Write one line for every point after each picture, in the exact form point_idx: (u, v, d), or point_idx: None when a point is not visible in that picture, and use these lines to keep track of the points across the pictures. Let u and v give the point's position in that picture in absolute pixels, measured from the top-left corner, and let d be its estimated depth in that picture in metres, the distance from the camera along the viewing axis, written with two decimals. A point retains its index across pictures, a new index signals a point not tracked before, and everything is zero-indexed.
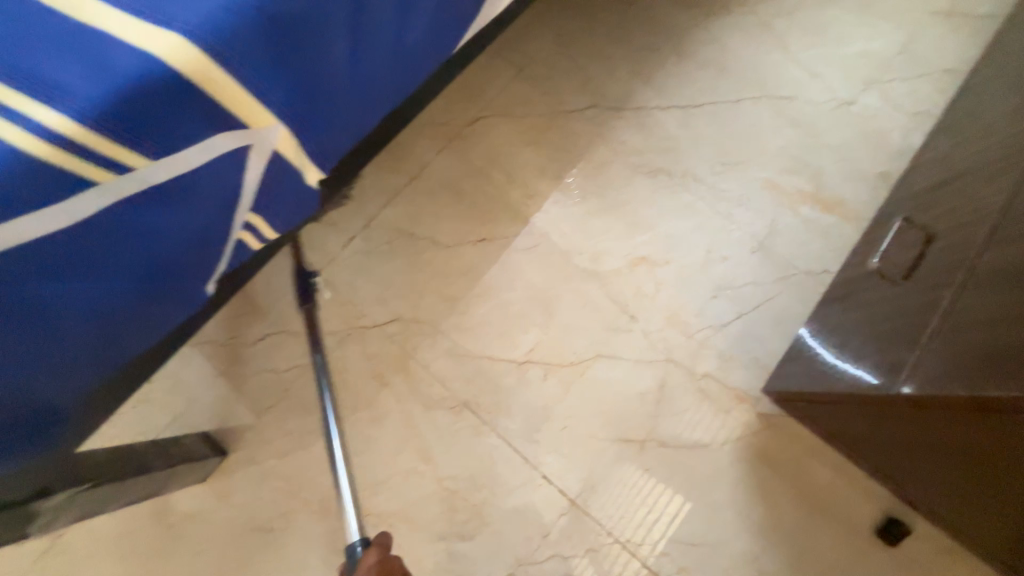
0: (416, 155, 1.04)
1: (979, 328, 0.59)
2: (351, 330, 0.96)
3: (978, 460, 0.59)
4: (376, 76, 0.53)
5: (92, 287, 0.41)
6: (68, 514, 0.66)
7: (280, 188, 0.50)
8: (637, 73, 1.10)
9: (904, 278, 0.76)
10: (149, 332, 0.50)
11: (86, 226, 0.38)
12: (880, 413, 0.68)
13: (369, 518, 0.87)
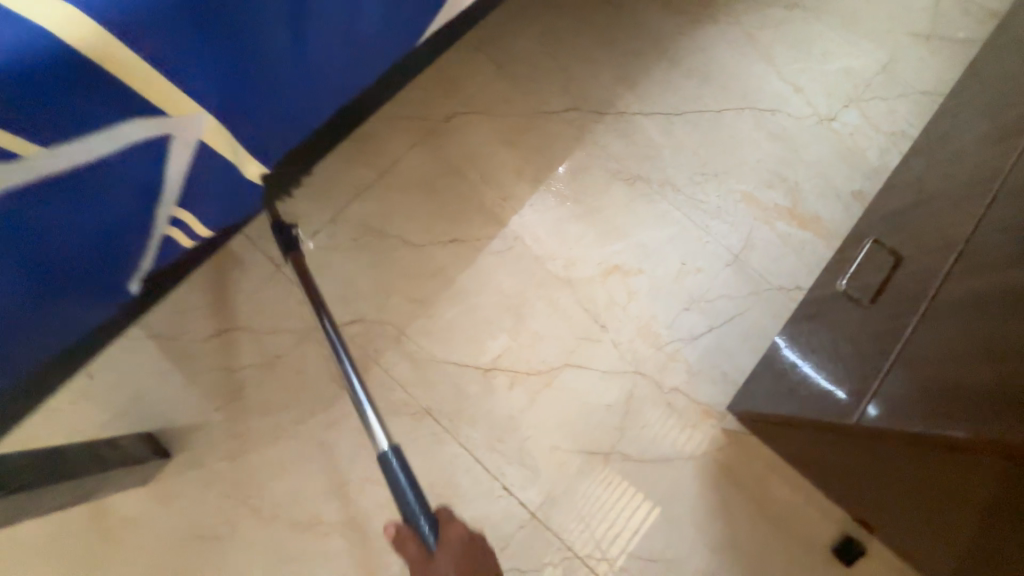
0: (388, 149, 1.00)
1: (940, 358, 0.58)
2: (310, 330, 0.91)
3: (925, 494, 0.58)
4: (323, 65, 0.51)
5: None
6: None
7: (210, 181, 0.49)
8: (619, 77, 1.08)
9: (871, 302, 0.76)
10: (60, 336, 0.46)
11: None
12: (837, 442, 0.67)
13: (319, 528, 0.83)
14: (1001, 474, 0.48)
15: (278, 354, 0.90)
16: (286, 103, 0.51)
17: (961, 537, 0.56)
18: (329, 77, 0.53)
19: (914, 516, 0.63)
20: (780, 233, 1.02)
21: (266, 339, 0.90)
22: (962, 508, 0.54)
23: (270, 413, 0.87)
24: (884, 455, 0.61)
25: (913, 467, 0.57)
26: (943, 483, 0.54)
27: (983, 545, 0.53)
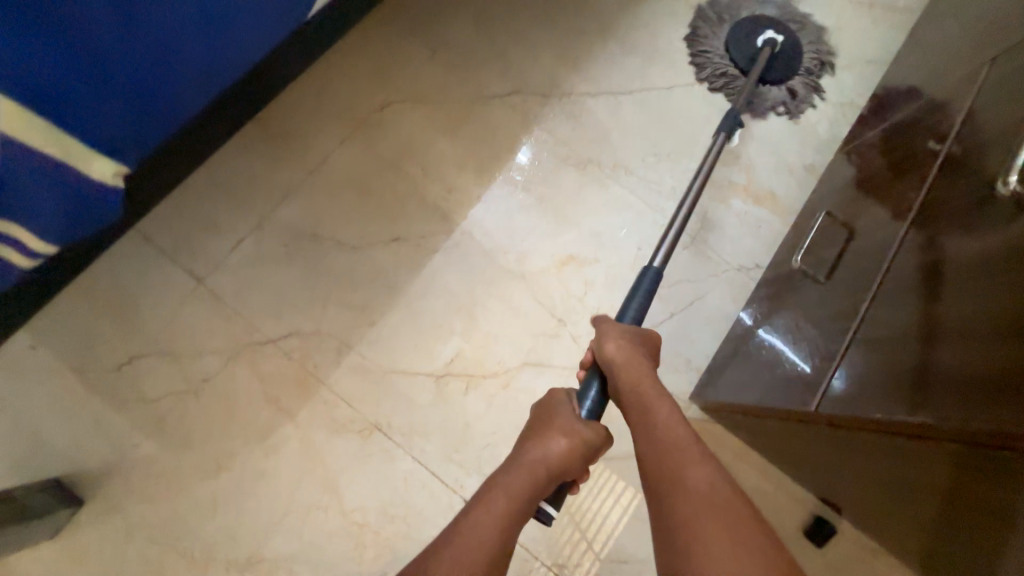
0: (315, 145, 0.92)
1: (898, 339, 0.56)
2: (239, 349, 0.82)
3: (897, 482, 0.56)
4: (171, 48, 0.48)
5: None
6: None
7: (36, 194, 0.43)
8: (562, 58, 1.02)
9: (827, 278, 0.73)
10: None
11: None
12: (800, 429, 0.64)
13: (261, 565, 0.75)
14: (961, 462, 0.46)
15: (204, 378, 0.81)
16: (124, 86, 0.46)
17: (936, 522, 0.54)
18: (184, 61, 0.50)
19: (888, 503, 0.61)
20: (736, 212, 0.99)
21: (189, 363, 0.81)
22: (938, 498, 0.51)
23: (197, 446, 0.78)
24: (850, 445, 0.58)
25: (882, 458, 0.55)
26: (915, 473, 0.52)
27: (958, 532, 0.51)
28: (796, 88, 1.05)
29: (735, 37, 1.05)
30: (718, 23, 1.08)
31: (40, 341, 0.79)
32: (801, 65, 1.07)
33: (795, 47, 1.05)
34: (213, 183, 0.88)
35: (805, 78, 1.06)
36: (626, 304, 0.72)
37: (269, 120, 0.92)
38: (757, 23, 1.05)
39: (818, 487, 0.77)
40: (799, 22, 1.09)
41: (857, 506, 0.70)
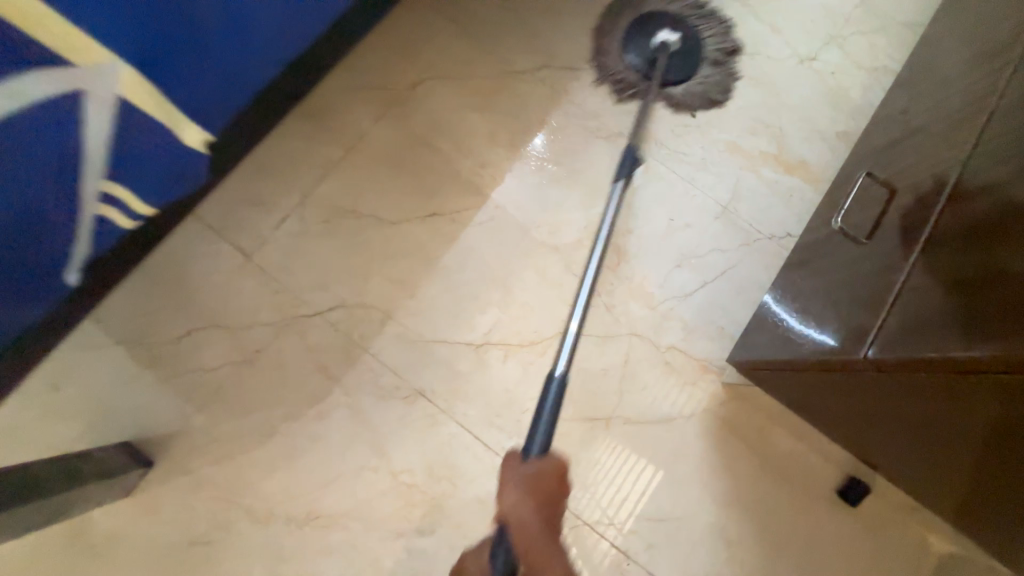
0: (350, 123, 0.94)
1: (944, 285, 0.56)
2: (288, 320, 0.86)
3: (942, 427, 0.57)
4: (256, 19, 0.51)
5: None
6: None
7: (138, 151, 0.48)
8: (590, 30, 1.02)
9: (868, 238, 0.73)
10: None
11: None
12: (845, 381, 0.65)
13: (318, 522, 0.80)
14: (1005, 393, 0.46)
15: (257, 349, 0.85)
16: (217, 52, 0.50)
17: (979, 464, 0.56)
18: (264, 38, 0.54)
19: (929, 450, 0.63)
20: (767, 181, 0.99)
21: (241, 334, 0.85)
22: (983, 441, 0.53)
23: (254, 411, 0.83)
24: (896, 391, 0.59)
25: (930, 402, 0.56)
26: (962, 416, 0.53)
27: (1007, 471, 0.52)
28: (703, 84, 1.01)
29: (632, 39, 1.00)
30: (618, 24, 1.02)
31: (104, 315, 0.84)
32: (707, 56, 1.02)
33: (697, 41, 1.01)
34: (255, 162, 0.91)
35: (713, 70, 1.02)
36: (533, 429, 0.62)
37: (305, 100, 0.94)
38: (655, 21, 1.01)
39: (858, 446, 0.78)
40: (704, 9, 1.03)
41: (900, 461, 0.71)
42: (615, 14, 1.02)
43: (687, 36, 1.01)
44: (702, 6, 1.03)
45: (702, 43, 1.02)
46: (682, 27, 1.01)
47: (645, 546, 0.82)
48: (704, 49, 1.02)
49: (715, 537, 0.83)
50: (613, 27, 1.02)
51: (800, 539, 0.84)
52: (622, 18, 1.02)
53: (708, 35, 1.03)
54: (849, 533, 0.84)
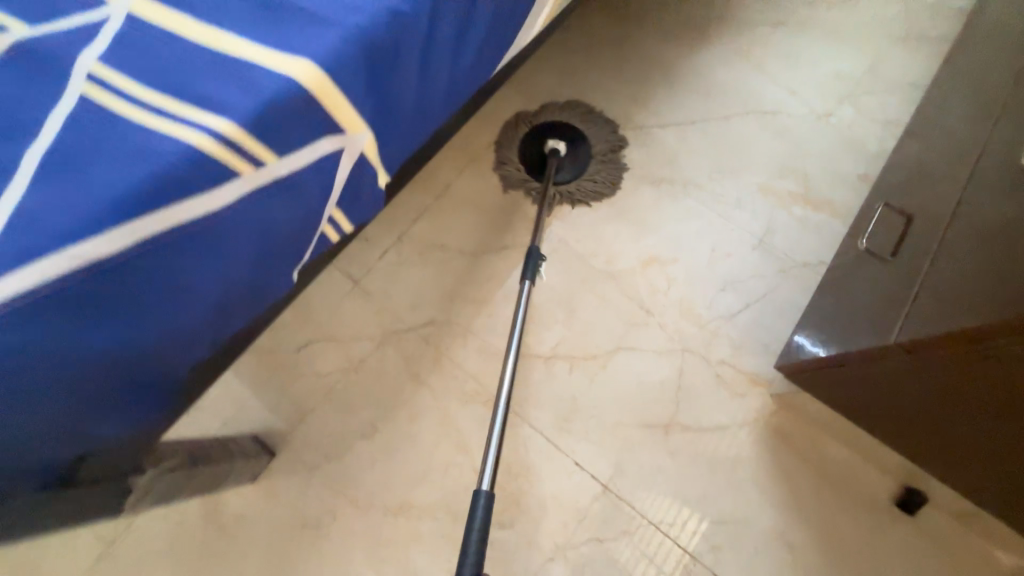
0: (439, 175, 1.15)
1: (971, 277, 0.67)
2: (388, 335, 1.03)
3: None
4: (435, 93, 0.61)
5: (216, 269, 0.47)
6: (153, 493, 0.68)
7: (360, 189, 0.57)
8: (633, 99, 1.23)
9: (892, 256, 0.82)
10: (240, 317, 0.54)
11: (207, 221, 0.43)
12: (883, 370, 0.73)
13: (411, 511, 0.90)
14: None
15: (362, 358, 1.01)
16: (407, 117, 0.59)
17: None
18: (437, 108, 0.64)
19: (996, 431, 0.67)
20: (798, 217, 1.12)
21: (349, 346, 1.02)
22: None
23: (359, 411, 0.97)
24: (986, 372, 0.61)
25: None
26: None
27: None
28: (594, 178, 1.14)
29: (528, 148, 1.16)
30: (516, 138, 1.18)
31: None
32: (594, 154, 1.17)
33: (584, 143, 1.17)
34: None
35: (602, 165, 1.16)
36: (463, 553, 0.61)
37: None
38: (548, 130, 1.16)
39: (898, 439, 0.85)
40: (592, 115, 1.20)
41: (943, 445, 0.78)
42: (513, 128, 1.19)
43: (574, 142, 1.17)
44: (590, 113, 1.20)
45: (589, 144, 1.17)
46: (570, 133, 1.16)
47: (710, 547, 0.88)
48: (592, 148, 1.17)
49: (776, 541, 0.88)
50: (512, 139, 1.18)
51: (862, 546, 0.87)
52: (522, 130, 1.19)
53: (596, 138, 1.18)
54: (911, 543, 0.87)
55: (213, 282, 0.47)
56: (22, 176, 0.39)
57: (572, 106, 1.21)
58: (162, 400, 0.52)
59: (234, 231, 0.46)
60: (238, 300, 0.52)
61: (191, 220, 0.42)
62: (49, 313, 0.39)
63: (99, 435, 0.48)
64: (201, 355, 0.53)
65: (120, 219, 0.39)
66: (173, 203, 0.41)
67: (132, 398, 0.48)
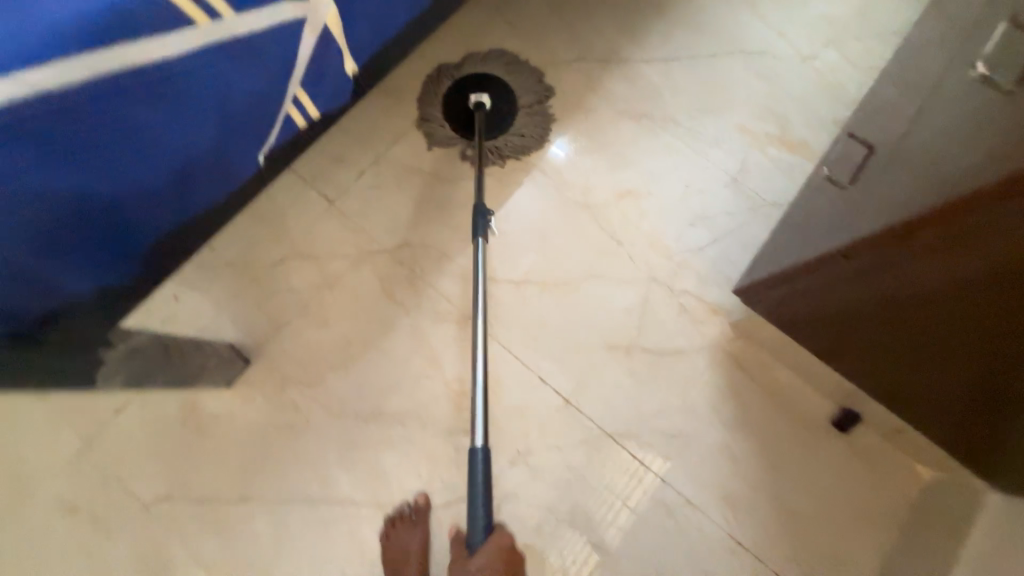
0: (416, 99, 1.13)
1: (951, 155, 0.59)
2: (362, 255, 1.04)
3: (952, 295, 0.60)
4: None
5: (176, 125, 0.48)
6: (134, 372, 0.72)
7: (325, 71, 0.57)
8: (621, 31, 1.21)
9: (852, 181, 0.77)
10: (206, 190, 0.55)
11: (164, 69, 0.45)
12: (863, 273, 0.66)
13: (382, 418, 0.94)
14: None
15: (336, 276, 1.02)
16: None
17: (993, 320, 0.59)
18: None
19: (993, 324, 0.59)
20: (772, 157, 1.14)
21: (324, 264, 1.03)
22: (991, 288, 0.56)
23: (333, 325, 0.99)
24: (902, 272, 0.62)
25: (939, 270, 0.58)
26: (970, 272, 0.56)
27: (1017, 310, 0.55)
28: (522, 132, 1.11)
29: (450, 105, 1.10)
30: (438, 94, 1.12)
31: (216, 243, 1.02)
32: (521, 107, 1.13)
33: (510, 94, 1.13)
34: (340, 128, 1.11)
35: (530, 117, 1.12)
36: (473, 512, 0.77)
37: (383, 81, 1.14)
38: (471, 82, 1.11)
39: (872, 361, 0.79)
40: (516, 64, 1.15)
41: (924, 357, 0.71)
42: (435, 81, 1.13)
43: (498, 93, 1.12)
44: (513, 62, 1.15)
45: (515, 95, 1.13)
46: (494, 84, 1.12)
47: (661, 457, 0.94)
48: (519, 100, 1.13)
49: (722, 453, 0.95)
50: (435, 93, 1.12)
51: (799, 459, 0.95)
52: (442, 84, 1.12)
53: (522, 89, 1.14)
54: (845, 458, 0.94)
55: (173, 140, 0.48)
56: None
57: (494, 56, 1.15)
58: (129, 264, 0.53)
59: (192, 86, 0.47)
60: (203, 169, 0.52)
61: (148, 65, 0.44)
62: (6, 137, 0.40)
63: (61, 287, 0.49)
64: (168, 224, 0.54)
65: (74, 51, 0.41)
66: (129, 41, 0.42)
67: (98, 252, 0.50)
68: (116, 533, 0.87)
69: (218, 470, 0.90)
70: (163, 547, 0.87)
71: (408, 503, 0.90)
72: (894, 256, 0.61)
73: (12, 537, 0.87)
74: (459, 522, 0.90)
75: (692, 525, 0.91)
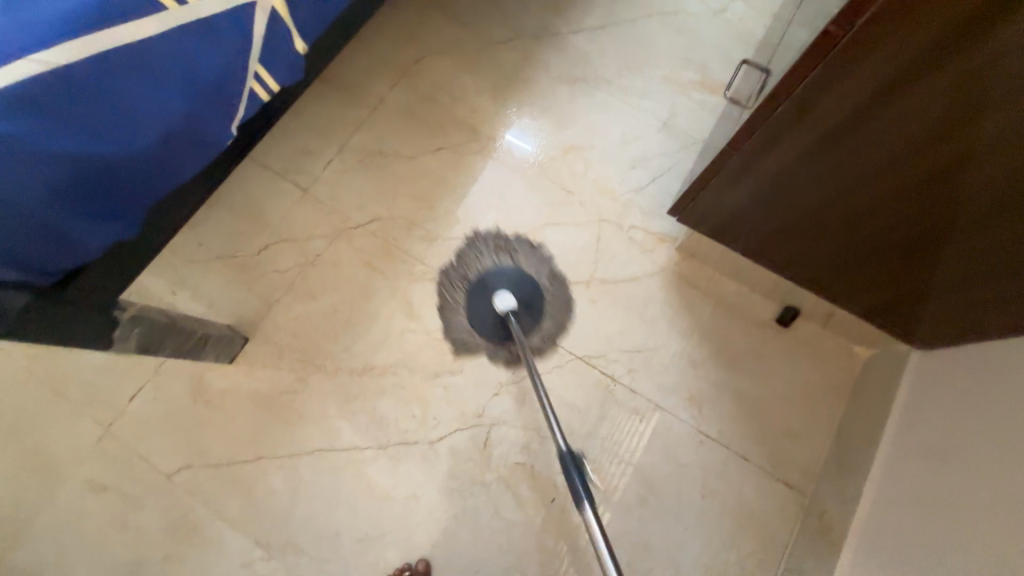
0: (370, 92, 1.24)
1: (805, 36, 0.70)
2: (339, 233, 1.14)
3: (885, 113, 0.61)
4: None
5: (158, 96, 0.57)
6: (142, 340, 0.80)
7: (279, 49, 0.68)
8: (548, 8, 1.34)
9: (754, 99, 0.89)
10: (188, 158, 0.63)
11: (144, 46, 0.55)
12: (767, 146, 0.75)
13: (375, 370, 1.04)
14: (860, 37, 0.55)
15: (317, 254, 1.12)
16: None
17: (929, 129, 0.60)
18: None
19: (882, 159, 0.67)
20: (696, 100, 1.27)
21: (305, 244, 1.13)
22: (866, 126, 0.64)
23: (320, 297, 1.09)
24: (833, 102, 0.63)
25: (866, 88, 0.60)
26: (856, 108, 0.62)
27: (948, 106, 0.57)
28: (551, 321, 1.08)
29: (475, 308, 1.06)
30: (452, 301, 1.09)
31: (204, 239, 1.12)
32: (542, 289, 1.10)
33: (528, 282, 1.10)
34: (304, 124, 1.21)
35: (554, 301, 1.09)
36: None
37: (338, 78, 1.25)
38: (482, 284, 1.09)
39: (802, 241, 0.88)
40: (514, 245, 1.13)
41: (844, 219, 0.78)
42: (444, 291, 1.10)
43: (516, 284, 1.09)
44: (515, 242, 1.14)
45: (535, 282, 1.10)
46: (507, 275, 1.10)
47: (629, 371, 1.05)
48: (537, 283, 1.10)
49: (682, 360, 1.06)
50: (453, 303, 1.08)
51: (750, 355, 1.06)
52: (457, 286, 1.10)
53: (535, 270, 1.11)
54: (788, 349, 1.06)
55: (158, 107, 0.57)
56: None
57: (486, 244, 1.13)
58: (122, 225, 0.61)
59: (168, 60, 0.56)
60: (184, 136, 0.61)
61: (131, 44, 0.54)
62: (23, 106, 0.50)
63: (75, 243, 0.57)
64: (156, 189, 0.62)
65: (73, 35, 0.51)
66: (116, 24, 0.53)
67: (96, 210, 0.57)
68: (145, 503, 0.96)
69: (231, 435, 1.00)
70: (190, 510, 0.95)
71: (409, 565, 0.92)
72: (809, 99, 0.65)
73: (49, 521, 0.94)
74: (455, 451, 0.99)
75: (663, 425, 1.02)
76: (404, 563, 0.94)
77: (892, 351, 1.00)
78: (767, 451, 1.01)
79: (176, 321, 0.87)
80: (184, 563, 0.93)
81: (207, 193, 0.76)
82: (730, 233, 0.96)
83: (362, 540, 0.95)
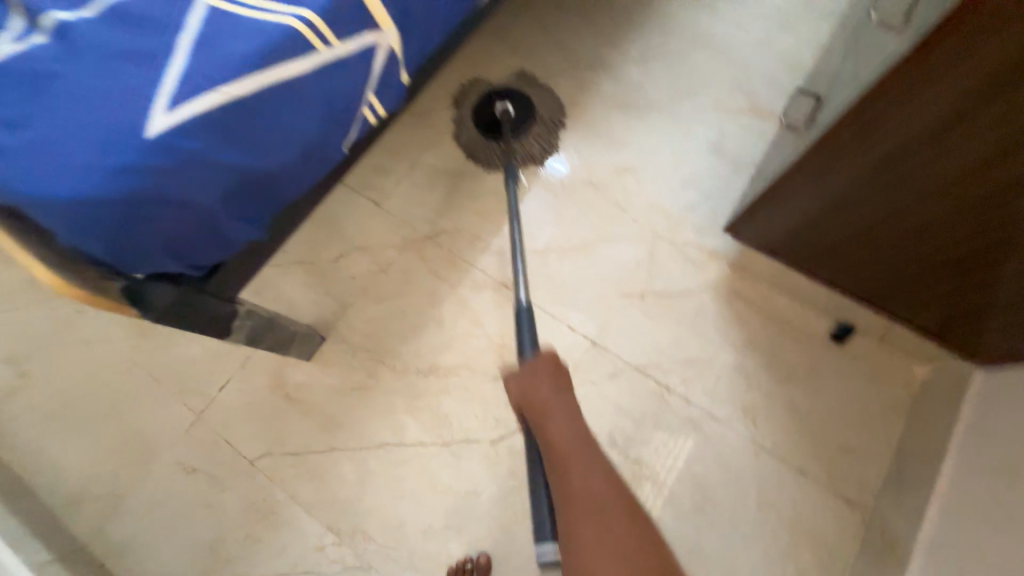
0: (437, 115, 1.35)
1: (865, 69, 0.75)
2: (408, 243, 1.23)
3: (935, 147, 0.67)
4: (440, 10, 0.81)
5: (300, 120, 0.67)
6: (249, 330, 0.89)
7: (389, 81, 0.79)
8: (602, 40, 1.43)
9: (807, 123, 0.95)
10: (310, 172, 0.74)
11: (298, 80, 0.65)
12: (821, 172, 0.81)
13: (438, 371, 1.11)
14: (912, 81, 0.62)
15: (388, 262, 1.22)
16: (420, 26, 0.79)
17: (975, 160, 0.66)
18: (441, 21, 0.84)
19: (933, 187, 0.72)
20: (745, 126, 1.33)
21: (377, 253, 1.22)
22: (917, 157, 0.70)
23: (389, 301, 1.18)
24: (886, 134, 0.70)
25: (917, 125, 0.66)
26: (909, 141, 0.69)
27: (992, 140, 0.62)
28: (539, 139, 1.25)
29: (479, 108, 1.24)
30: (465, 103, 1.29)
31: (287, 246, 1.23)
32: (541, 115, 1.26)
33: (531, 106, 1.25)
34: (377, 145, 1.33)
35: (546, 129, 1.26)
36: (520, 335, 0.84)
37: None
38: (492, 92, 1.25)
39: (855, 260, 0.92)
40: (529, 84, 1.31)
41: (896, 240, 0.83)
42: (459, 106, 1.30)
43: (519, 101, 1.24)
44: (530, 83, 1.30)
45: (534, 107, 1.25)
46: (515, 93, 1.24)
47: (682, 381, 1.08)
48: (537, 110, 1.26)
49: (735, 373, 1.08)
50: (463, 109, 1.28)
51: (804, 371, 1.08)
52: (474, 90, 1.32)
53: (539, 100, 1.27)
54: (843, 366, 1.07)
55: (298, 130, 0.68)
56: (183, 47, 0.58)
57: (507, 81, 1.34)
58: (251, 226, 0.72)
59: (311, 92, 0.67)
60: (310, 154, 0.71)
61: (287, 79, 0.64)
62: (206, 130, 0.59)
63: (224, 240, 0.68)
64: (281, 197, 0.73)
65: (250, 73, 0.61)
66: (281, 64, 0.62)
67: (237, 212, 0.68)
68: (230, 486, 1.04)
69: (307, 427, 1.08)
70: (270, 495, 1.03)
71: (471, 558, 0.97)
72: (863, 131, 0.72)
73: (146, 496, 1.04)
74: (513, 451, 1.04)
75: (718, 436, 1.04)
76: (466, 556, 0.98)
77: (955, 372, 1.00)
78: (825, 467, 1.01)
79: (280, 319, 0.97)
80: (263, 543, 1.01)
81: (313, 205, 0.86)
82: (781, 252, 1.02)
83: (426, 531, 1.00)
